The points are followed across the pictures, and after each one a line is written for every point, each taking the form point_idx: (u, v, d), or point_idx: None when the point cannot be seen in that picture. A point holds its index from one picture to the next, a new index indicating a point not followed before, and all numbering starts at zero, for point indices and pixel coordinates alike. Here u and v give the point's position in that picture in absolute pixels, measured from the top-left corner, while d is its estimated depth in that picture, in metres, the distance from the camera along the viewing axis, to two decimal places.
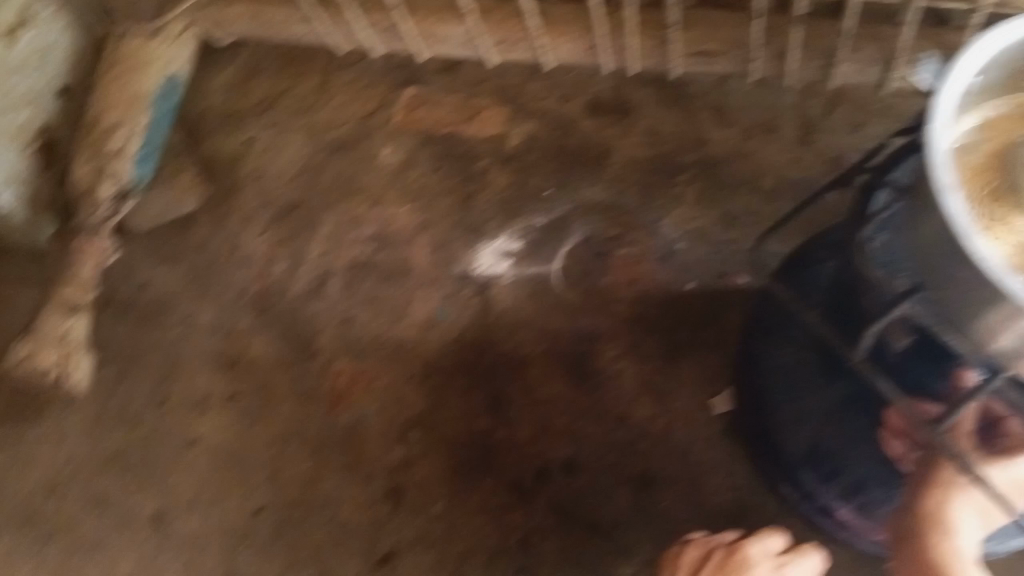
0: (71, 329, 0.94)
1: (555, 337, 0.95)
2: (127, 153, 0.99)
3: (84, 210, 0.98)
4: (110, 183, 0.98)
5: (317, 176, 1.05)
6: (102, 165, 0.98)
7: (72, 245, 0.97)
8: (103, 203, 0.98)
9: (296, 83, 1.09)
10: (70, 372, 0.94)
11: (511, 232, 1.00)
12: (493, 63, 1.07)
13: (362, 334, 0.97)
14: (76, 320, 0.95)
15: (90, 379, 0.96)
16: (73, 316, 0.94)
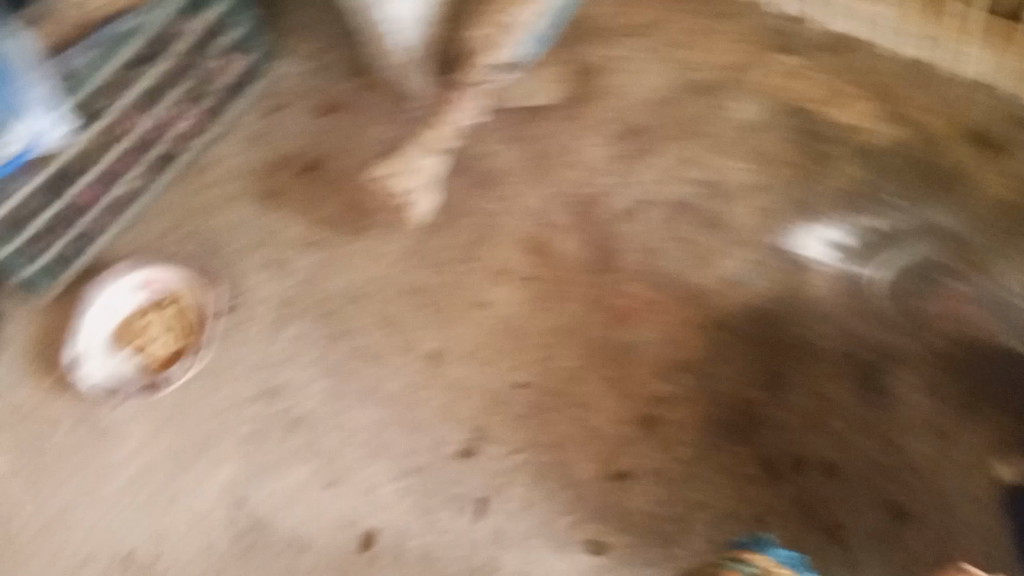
0: (425, 167, 1.03)
1: (853, 341, 0.94)
2: (518, 31, 1.02)
3: (467, 70, 1.04)
4: (495, 54, 1.03)
5: (673, 108, 1.06)
6: (495, 34, 1.02)
7: (448, 95, 1.05)
8: (483, 70, 1.04)
9: (681, 15, 1.10)
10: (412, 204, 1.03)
11: (843, 226, 0.99)
12: (885, 57, 1.04)
13: (666, 267, 1.00)
14: (432, 161, 1.03)
15: (428, 217, 1.04)
16: (431, 157, 1.03)
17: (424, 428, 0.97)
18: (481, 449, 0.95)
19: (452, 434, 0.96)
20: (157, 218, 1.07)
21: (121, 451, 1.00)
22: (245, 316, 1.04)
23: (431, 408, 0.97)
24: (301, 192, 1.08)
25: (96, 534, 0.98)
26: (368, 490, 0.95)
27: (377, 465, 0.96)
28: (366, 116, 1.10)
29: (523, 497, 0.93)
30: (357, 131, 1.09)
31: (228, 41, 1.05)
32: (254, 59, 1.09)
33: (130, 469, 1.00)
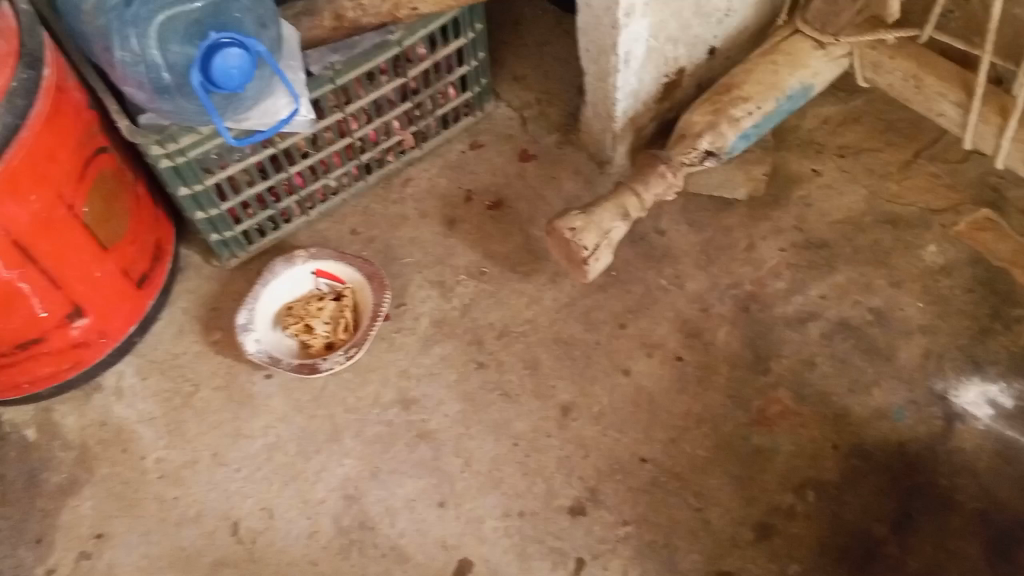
0: (613, 230, 1.04)
1: (994, 505, 0.90)
2: (741, 124, 1.06)
3: (679, 150, 1.07)
4: (712, 139, 1.06)
5: (859, 232, 1.08)
6: (716, 122, 1.06)
7: (649, 167, 1.07)
8: (694, 152, 1.06)
9: (883, 147, 1.14)
10: (590, 262, 1.03)
11: (1009, 388, 0.96)
12: None
13: (817, 382, 0.99)
14: (618, 226, 1.05)
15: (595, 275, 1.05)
16: (620, 221, 1.04)
17: (540, 475, 0.97)
18: (592, 510, 0.94)
19: (567, 488, 0.96)
20: (349, 215, 1.17)
21: (255, 424, 1.04)
22: (401, 325, 1.09)
23: (553, 457, 0.98)
24: (485, 225, 1.15)
25: (211, 497, 1.00)
26: (473, 522, 0.95)
27: (486, 499, 0.96)
28: (561, 174, 1.18)
29: (620, 568, 0.91)
30: (551, 182, 1.17)
31: (461, 73, 1.16)
32: (469, 96, 1.20)
33: (258, 443, 1.03)
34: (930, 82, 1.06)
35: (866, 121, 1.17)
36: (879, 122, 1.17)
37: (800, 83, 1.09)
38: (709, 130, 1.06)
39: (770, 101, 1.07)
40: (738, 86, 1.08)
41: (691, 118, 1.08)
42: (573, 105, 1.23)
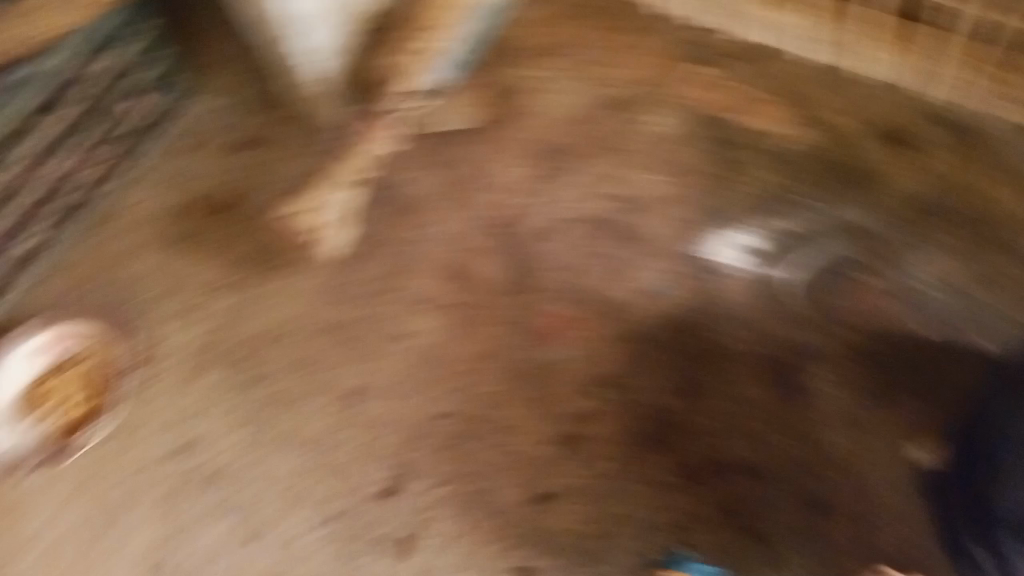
0: (331, 200, 0.97)
1: (764, 341, 0.94)
2: (440, 50, 0.99)
3: (383, 95, 0.99)
4: (421, 75, 0.99)
5: (591, 125, 1.01)
6: (414, 56, 0.98)
7: (359, 123, 0.99)
8: (413, 93, 0.99)
9: (582, 27, 1.05)
10: (326, 239, 0.97)
11: (754, 229, 0.98)
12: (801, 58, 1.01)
13: (586, 284, 0.98)
14: (338, 192, 0.98)
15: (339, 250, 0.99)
16: (338, 189, 0.97)
17: (344, 470, 0.93)
18: (405, 485, 0.92)
19: (374, 473, 0.93)
20: None
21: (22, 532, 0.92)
22: (146, 377, 0.95)
23: (351, 448, 0.94)
24: (194, 237, 0.99)
25: None
26: (291, 542, 0.91)
27: (298, 514, 0.92)
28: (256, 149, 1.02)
29: (447, 532, 0.91)
30: (257, 168, 1.01)
31: (140, 80, 0.98)
32: (157, 98, 1.01)
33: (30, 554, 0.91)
34: None
35: (561, 2, 1.07)
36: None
37: None
38: (412, 66, 0.98)
39: (463, 17, 0.99)
40: (427, 11, 0.98)
41: (387, 60, 0.99)
42: (242, 63, 1.05)
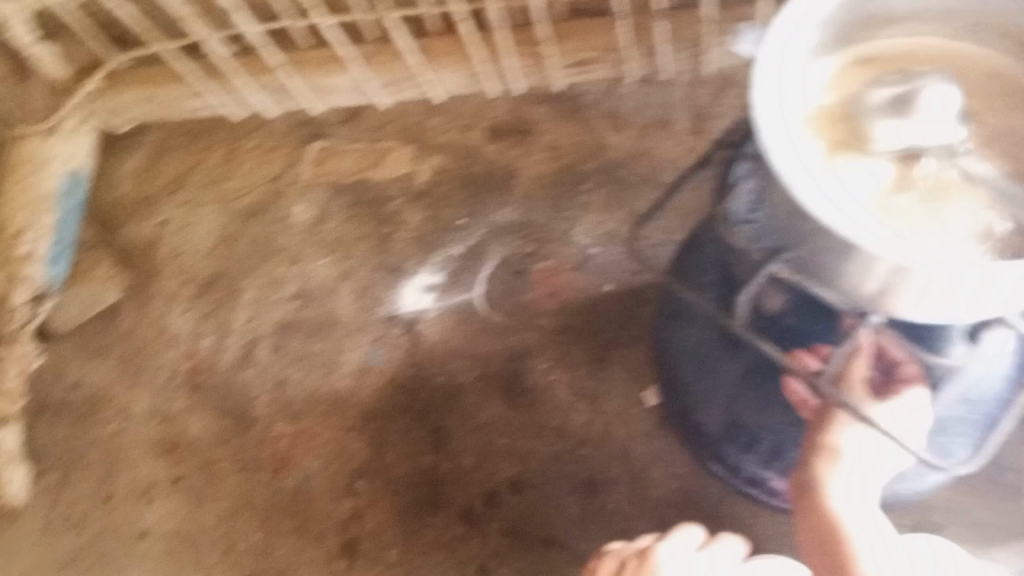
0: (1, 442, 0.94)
1: (482, 362, 0.96)
2: (38, 256, 0.93)
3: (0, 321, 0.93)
4: (23, 288, 0.95)
5: (232, 244, 1.04)
6: (9, 271, 0.93)
7: None
8: (18, 313, 0.93)
9: (205, 156, 1.09)
10: (6, 485, 0.94)
11: (431, 266, 1.01)
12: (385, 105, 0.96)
13: (296, 392, 0.97)
14: (6, 432, 0.94)
15: (28, 492, 0.96)
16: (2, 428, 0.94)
17: None
18: None
19: None
20: None
21: None
22: None
23: None
24: None
25: None
26: None
27: None
28: None
29: None
30: None
31: None
32: None
33: None
34: (166, 91, 0.96)
35: (172, 146, 1.09)
36: (184, 137, 1.09)
37: (63, 178, 0.96)
38: (12, 283, 0.94)
39: (49, 212, 0.94)
40: (9, 220, 0.93)
41: None
42: None
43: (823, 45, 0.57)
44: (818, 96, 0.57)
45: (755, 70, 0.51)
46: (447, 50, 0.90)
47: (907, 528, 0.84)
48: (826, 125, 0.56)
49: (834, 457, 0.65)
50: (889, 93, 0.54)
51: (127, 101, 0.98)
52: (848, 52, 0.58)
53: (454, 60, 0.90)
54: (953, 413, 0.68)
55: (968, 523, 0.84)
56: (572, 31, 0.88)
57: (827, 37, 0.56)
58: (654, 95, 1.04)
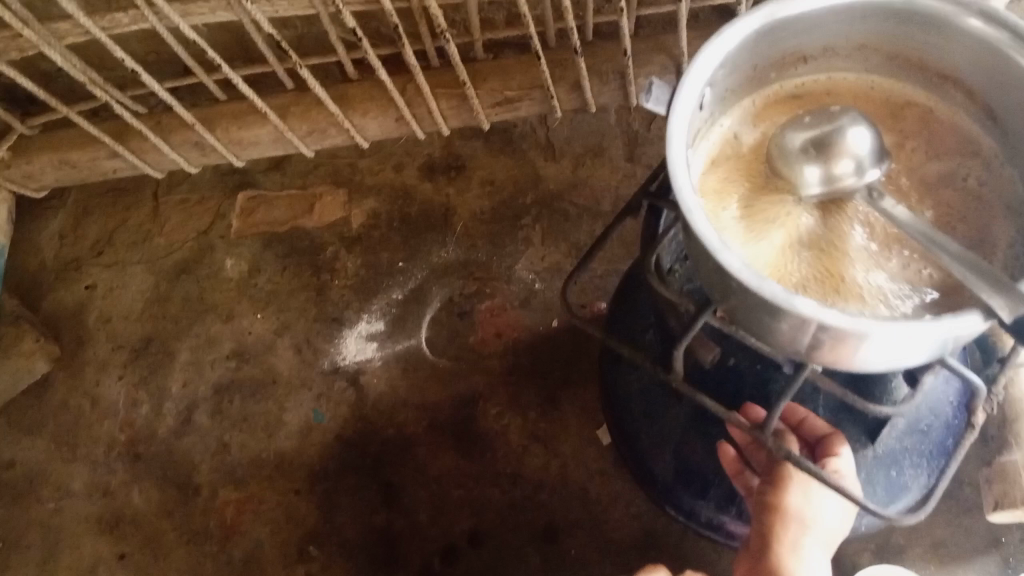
0: None
1: (431, 410, 0.93)
2: None
3: None
4: None
5: (165, 303, 1.01)
6: None
7: None
8: None
9: (131, 214, 1.06)
10: None
11: (371, 314, 0.98)
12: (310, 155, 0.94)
13: (241, 457, 0.93)
14: None
15: None
16: None
17: None
18: None
19: None
20: None
21: None
22: None
23: None
24: None
25: None
26: None
27: None
28: None
29: None
30: None
31: None
32: None
33: None
34: (78, 155, 0.91)
35: (94, 207, 1.07)
36: (106, 197, 1.07)
37: None
38: None
39: None
40: None
41: None
42: None
43: (734, 91, 0.56)
44: (734, 147, 0.57)
45: (668, 128, 0.49)
46: (369, 97, 0.87)
47: (869, 552, 0.84)
48: (740, 178, 0.56)
49: (797, 519, 0.59)
50: (803, 135, 0.54)
51: (39, 168, 0.92)
52: (761, 94, 0.58)
53: (378, 106, 0.87)
54: (901, 446, 0.68)
55: (926, 541, 0.84)
56: (491, 71, 0.86)
57: (737, 84, 0.56)
58: (585, 122, 1.04)
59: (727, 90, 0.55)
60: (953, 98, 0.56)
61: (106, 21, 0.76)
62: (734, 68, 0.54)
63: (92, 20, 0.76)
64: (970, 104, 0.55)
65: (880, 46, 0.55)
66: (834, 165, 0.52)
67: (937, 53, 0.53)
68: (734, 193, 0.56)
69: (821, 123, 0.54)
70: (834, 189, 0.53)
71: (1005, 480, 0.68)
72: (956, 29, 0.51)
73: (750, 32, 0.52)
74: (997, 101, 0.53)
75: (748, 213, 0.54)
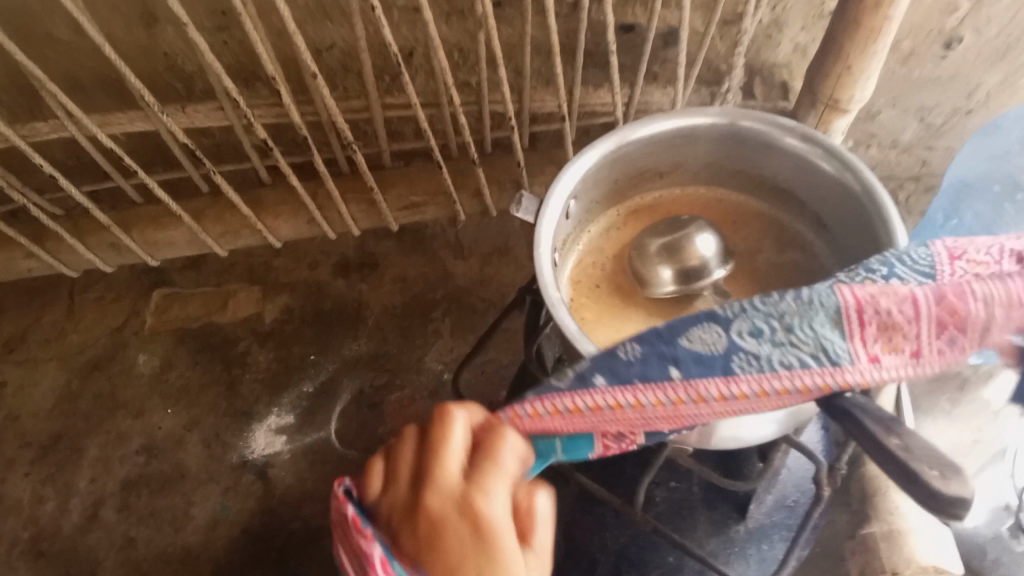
0: None
1: (337, 501, 0.95)
2: None
3: None
4: None
5: (77, 399, 1.03)
6: None
7: None
8: None
9: (46, 313, 1.09)
10: None
11: (280, 408, 1.00)
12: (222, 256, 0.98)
13: (147, 552, 0.94)
14: None
15: None
16: None
17: None
18: None
19: None
20: None
21: None
22: None
23: None
24: None
25: None
26: None
27: None
28: None
29: None
30: None
31: None
32: None
33: None
34: None
35: (9, 307, 1.09)
36: (24, 298, 1.10)
37: None
38: None
39: None
40: None
41: None
42: None
43: (596, 205, 0.65)
44: (599, 257, 0.67)
45: (538, 231, 0.56)
46: (281, 202, 0.93)
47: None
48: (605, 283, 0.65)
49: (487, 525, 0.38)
50: (658, 241, 0.61)
51: None
52: (621, 208, 0.68)
53: (289, 211, 0.93)
54: (771, 521, 0.72)
55: None
56: (392, 182, 0.93)
57: (600, 197, 0.64)
58: (491, 224, 1.09)
59: (592, 203, 0.64)
60: (789, 209, 0.64)
61: (27, 130, 0.82)
62: (595, 184, 0.62)
63: (12, 128, 0.81)
64: (802, 215, 0.63)
65: (723, 166, 0.64)
66: (688, 262, 0.60)
67: (775, 170, 0.62)
68: (601, 296, 0.64)
69: (674, 231, 0.62)
70: (687, 284, 0.60)
71: (865, 552, 0.74)
72: (782, 149, 0.59)
73: (606, 152, 0.59)
74: (823, 211, 0.60)
75: (609, 316, 0.63)
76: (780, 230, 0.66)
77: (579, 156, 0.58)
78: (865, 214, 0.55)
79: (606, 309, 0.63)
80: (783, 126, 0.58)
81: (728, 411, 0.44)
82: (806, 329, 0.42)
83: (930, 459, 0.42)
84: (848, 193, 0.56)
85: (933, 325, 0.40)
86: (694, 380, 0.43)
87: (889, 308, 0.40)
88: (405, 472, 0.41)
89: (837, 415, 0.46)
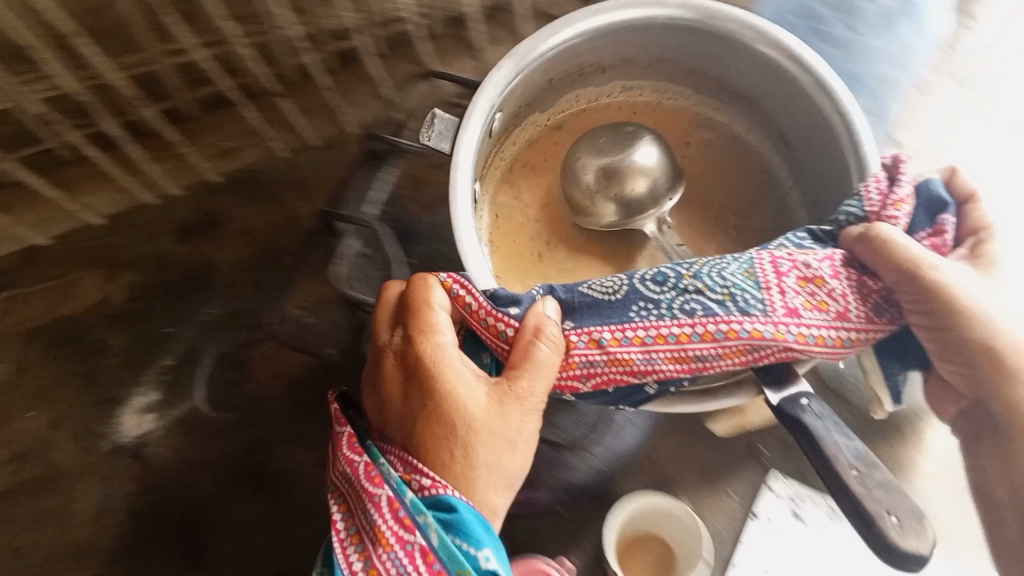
0: None
1: (218, 465, 0.93)
2: None
3: None
4: None
5: None
6: None
7: None
8: None
9: None
10: None
11: (145, 386, 0.98)
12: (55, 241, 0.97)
13: (35, 558, 0.91)
14: None
15: None
16: None
17: None
18: None
19: None
20: None
21: None
22: None
23: None
24: None
25: None
26: None
27: None
28: None
29: None
30: None
31: None
32: None
33: None
34: None
35: None
36: None
37: None
38: None
39: None
40: None
41: None
42: None
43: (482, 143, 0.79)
44: (489, 209, 0.82)
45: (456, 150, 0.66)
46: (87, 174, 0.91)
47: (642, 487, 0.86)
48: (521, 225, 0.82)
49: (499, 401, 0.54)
50: (598, 166, 0.77)
51: None
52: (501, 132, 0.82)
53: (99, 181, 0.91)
54: None
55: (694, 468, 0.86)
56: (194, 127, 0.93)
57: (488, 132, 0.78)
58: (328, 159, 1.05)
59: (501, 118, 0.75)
60: (733, 106, 0.83)
61: None
62: (510, 99, 0.75)
63: None
64: (755, 121, 0.83)
65: (660, 59, 0.81)
66: (628, 197, 0.76)
67: (733, 78, 0.79)
68: (541, 225, 0.82)
69: (611, 151, 0.77)
70: (631, 214, 0.76)
71: None
72: (743, 45, 0.73)
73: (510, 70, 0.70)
74: (755, 95, 0.79)
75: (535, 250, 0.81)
76: (700, 121, 0.86)
77: (495, 69, 0.69)
78: (805, 89, 0.71)
79: (530, 247, 0.81)
80: (756, 22, 0.71)
81: (623, 358, 0.57)
82: (714, 276, 0.58)
83: (888, 500, 0.51)
84: (793, 75, 0.71)
85: (851, 289, 0.58)
86: (587, 326, 0.59)
87: (803, 264, 0.58)
88: (394, 375, 0.56)
89: (795, 428, 0.54)
